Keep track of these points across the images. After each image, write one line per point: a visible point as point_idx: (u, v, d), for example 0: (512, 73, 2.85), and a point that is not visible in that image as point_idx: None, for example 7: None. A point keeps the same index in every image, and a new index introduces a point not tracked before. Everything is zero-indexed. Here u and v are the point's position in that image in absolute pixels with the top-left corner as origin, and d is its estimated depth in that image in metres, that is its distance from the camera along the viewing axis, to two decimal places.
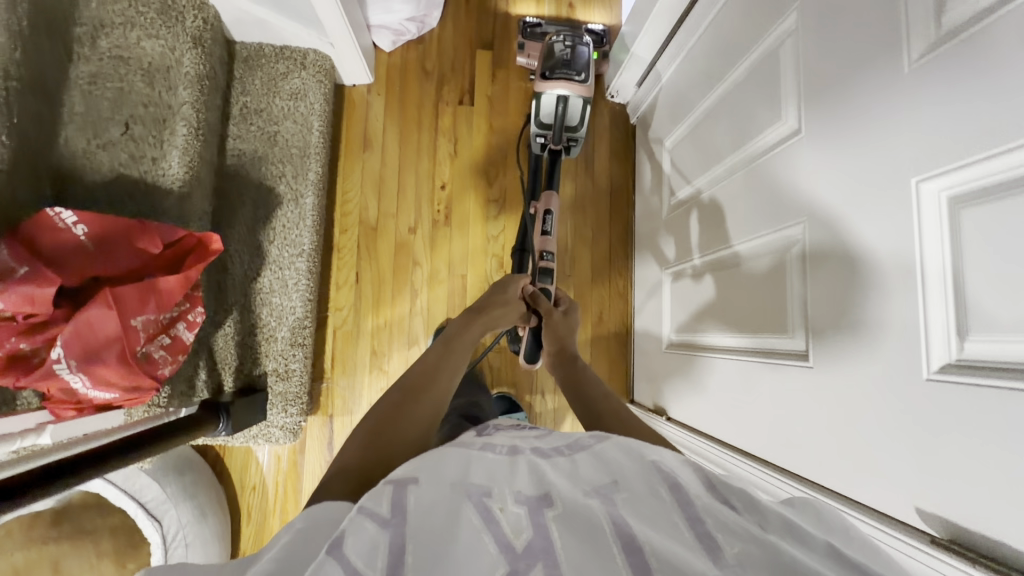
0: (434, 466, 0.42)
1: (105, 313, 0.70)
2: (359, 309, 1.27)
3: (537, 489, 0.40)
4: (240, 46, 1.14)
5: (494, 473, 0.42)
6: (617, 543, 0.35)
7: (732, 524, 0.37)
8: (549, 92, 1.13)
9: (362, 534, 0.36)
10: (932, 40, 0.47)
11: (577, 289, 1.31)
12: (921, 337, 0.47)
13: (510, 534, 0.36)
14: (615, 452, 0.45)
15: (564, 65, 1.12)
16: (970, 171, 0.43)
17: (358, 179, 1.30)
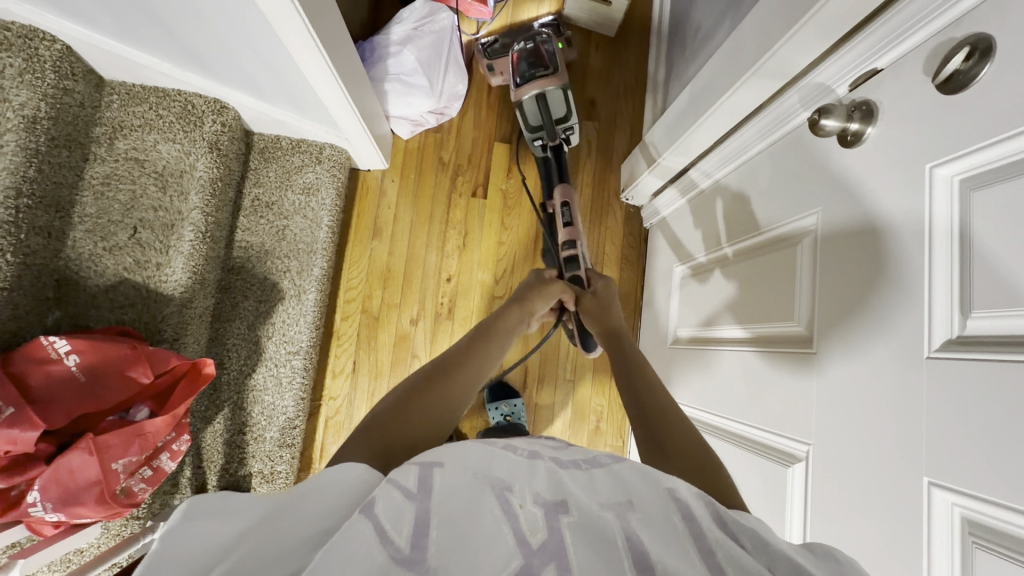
0: (461, 452, 0.40)
1: (86, 460, 0.69)
2: (353, 400, 1.25)
3: (556, 494, 0.37)
4: (257, 136, 1.14)
5: (515, 466, 0.40)
6: (630, 559, 0.33)
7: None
8: (528, 97, 1.13)
9: (390, 501, 0.35)
10: (949, 338, 0.45)
11: (576, 394, 1.29)
12: None
13: (527, 530, 0.35)
14: (632, 473, 0.41)
15: (533, 66, 1.13)
16: (987, 506, 0.40)
17: (365, 266, 1.29)
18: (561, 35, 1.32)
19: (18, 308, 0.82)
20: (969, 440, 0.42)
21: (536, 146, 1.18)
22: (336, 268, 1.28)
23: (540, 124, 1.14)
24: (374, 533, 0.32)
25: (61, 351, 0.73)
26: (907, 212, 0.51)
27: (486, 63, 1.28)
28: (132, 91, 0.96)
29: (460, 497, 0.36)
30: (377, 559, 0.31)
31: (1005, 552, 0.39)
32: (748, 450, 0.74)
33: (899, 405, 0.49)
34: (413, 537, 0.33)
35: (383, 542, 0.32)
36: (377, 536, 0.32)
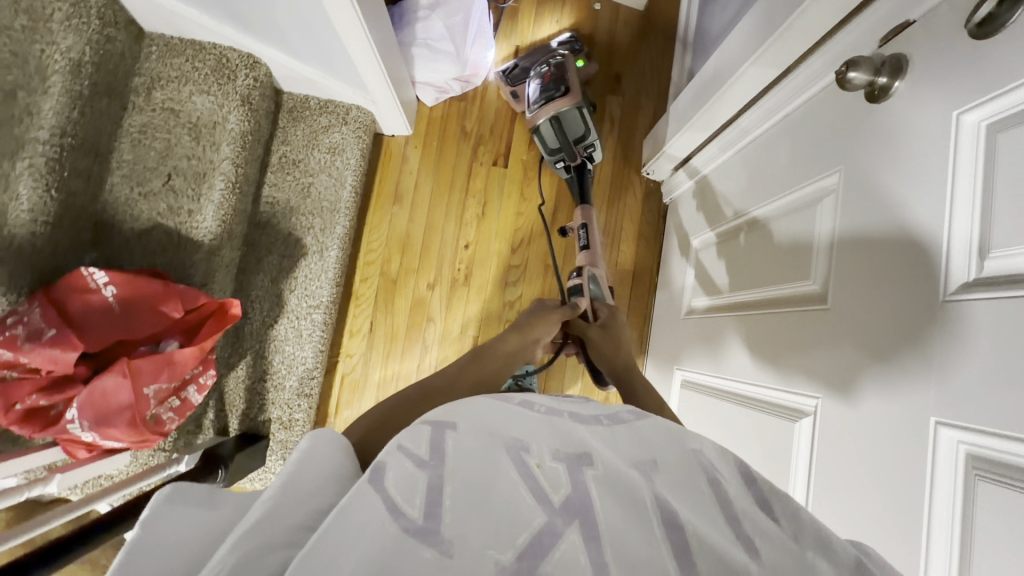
0: (473, 412, 0.40)
1: (120, 382, 0.73)
2: (369, 358, 1.28)
3: (576, 449, 0.38)
4: (287, 97, 1.16)
5: (534, 427, 0.40)
6: (659, 519, 0.35)
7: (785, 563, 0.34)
8: (544, 119, 1.15)
9: (400, 469, 0.34)
10: (968, 279, 0.45)
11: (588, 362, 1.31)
12: (920, 562, 0.45)
13: (547, 488, 0.35)
14: (654, 431, 0.43)
15: (547, 89, 1.15)
16: (990, 437, 0.41)
17: (385, 230, 1.32)
18: (580, 53, 1.31)
19: (59, 244, 0.86)
20: (981, 383, 0.42)
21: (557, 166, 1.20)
22: (357, 230, 1.31)
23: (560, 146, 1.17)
24: (385, 507, 0.32)
25: (100, 280, 0.77)
26: (936, 174, 0.50)
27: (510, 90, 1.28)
28: (170, 44, 0.99)
29: (478, 455, 0.36)
30: (389, 529, 0.31)
31: (1012, 483, 0.39)
32: (759, 412, 0.74)
33: (911, 353, 0.49)
34: (427, 508, 0.32)
35: (394, 514, 0.31)
36: (388, 509, 0.32)
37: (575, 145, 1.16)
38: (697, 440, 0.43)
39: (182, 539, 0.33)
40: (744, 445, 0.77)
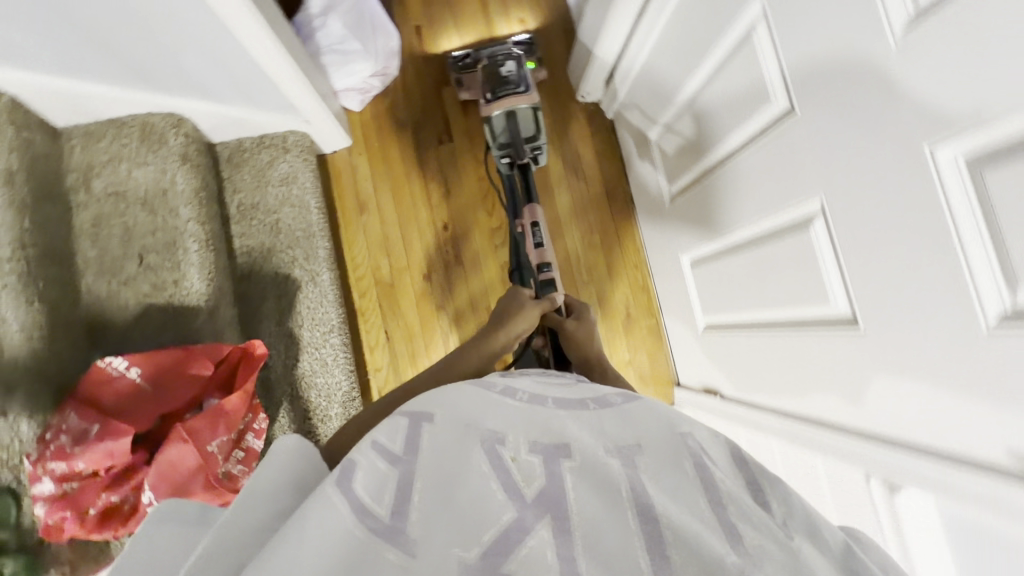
0: (451, 406, 0.46)
1: (183, 449, 0.72)
2: (397, 366, 1.28)
3: (554, 439, 0.42)
4: (221, 147, 1.15)
5: (509, 414, 0.45)
6: (634, 510, 0.37)
7: (776, 554, 0.35)
8: (497, 113, 1.16)
9: (373, 470, 0.39)
10: (912, 16, 0.49)
11: (598, 289, 1.36)
12: (968, 287, 0.48)
13: (521, 480, 0.39)
14: (642, 413, 0.47)
15: (503, 83, 1.17)
16: (982, 136, 0.45)
17: (363, 241, 1.32)
18: (531, 54, 1.33)
19: (61, 355, 0.84)
20: (956, 98, 0.46)
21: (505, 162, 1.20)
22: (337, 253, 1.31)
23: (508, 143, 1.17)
24: (354, 509, 0.36)
25: (121, 368, 0.75)
26: None
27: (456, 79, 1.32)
28: (90, 130, 0.97)
29: (450, 449, 0.41)
30: (356, 530, 0.35)
31: (1014, 162, 0.43)
32: (771, 244, 0.78)
33: (885, 109, 0.53)
34: (393, 508, 0.37)
35: (362, 515, 0.36)
36: (356, 511, 0.36)
37: (526, 144, 1.17)
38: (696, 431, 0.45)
39: (159, 551, 0.37)
40: (769, 282, 0.81)
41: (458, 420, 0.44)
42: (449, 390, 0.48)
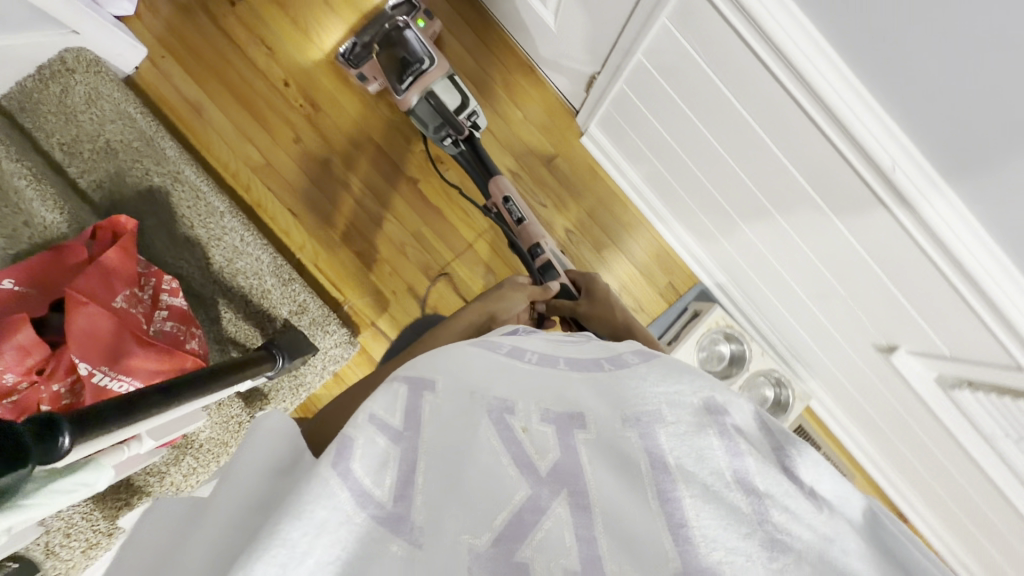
0: (454, 371, 0.45)
1: (90, 311, 0.72)
2: (317, 233, 1.26)
3: (566, 409, 0.43)
4: (8, 103, 1.07)
5: (519, 384, 0.45)
6: (654, 491, 0.38)
7: (805, 516, 0.38)
8: (414, 100, 1.13)
9: (372, 447, 0.37)
10: None
11: (469, 72, 1.29)
12: None
13: (534, 454, 0.40)
14: (658, 369, 0.47)
15: (405, 65, 1.11)
16: None
17: (215, 136, 1.24)
18: (415, 10, 1.22)
19: None
20: None
21: (451, 142, 1.18)
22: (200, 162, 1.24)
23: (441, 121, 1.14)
24: (354, 496, 0.34)
25: None
26: None
27: (357, 73, 1.20)
28: None
29: (457, 419, 0.42)
30: (356, 518, 0.33)
31: None
32: None
33: None
34: (396, 495, 0.36)
35: (361, 502, 0.34)
36: (357, 496, 0.34)
37: (458, 115, 1.14)
38: (723, 394, 0.45)
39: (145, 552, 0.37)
40: None
41: (463, 389, 0.43)
42: (460, 358, 0.47)
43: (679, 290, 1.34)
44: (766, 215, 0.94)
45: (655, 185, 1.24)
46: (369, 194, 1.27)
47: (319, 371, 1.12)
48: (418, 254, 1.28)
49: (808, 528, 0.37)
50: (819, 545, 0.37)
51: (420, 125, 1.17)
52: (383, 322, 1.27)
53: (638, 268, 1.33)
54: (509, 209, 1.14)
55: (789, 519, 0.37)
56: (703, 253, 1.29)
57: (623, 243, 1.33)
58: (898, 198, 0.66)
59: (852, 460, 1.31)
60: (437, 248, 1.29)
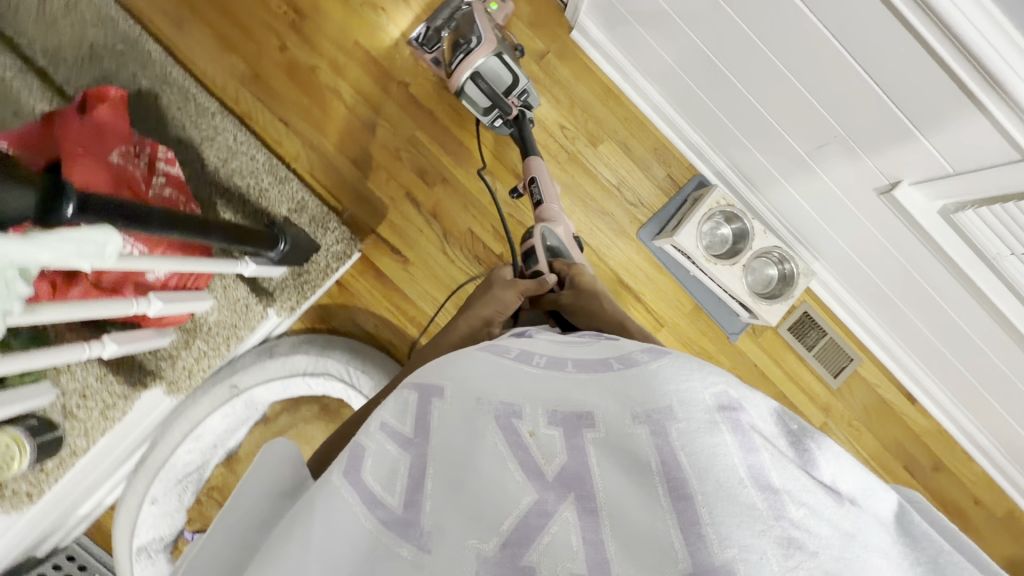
0: (460, 380, 0.54)
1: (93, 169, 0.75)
2: (311, 142, 1.25)
3: (573, 410, 0.51)
4: None
5: (518, 389, 0.54)
6: (665, 487, 0.44)
7: (824, 511, 0.43)
8: (463, 80, 1.16)
9: (382, 454, 0.48)
10: None
11: None
12: None
13: (542, 460, 0.48)
14: (666, 368, 0.54)
15: (458, 46, 1.15)
16: None
17: (200, 49, 1.22)
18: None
19: None
20: None
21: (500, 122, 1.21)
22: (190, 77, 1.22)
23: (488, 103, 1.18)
24: (369, 500, 0.45)
25: None
26: None
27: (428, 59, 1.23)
28: None
29: (462, 426, 0.50)
30: (367, 521, 0.44)
31: None
32: None
33: None
34: (404, 498, 0.46)
35: (374, 507, 0.45)
36: (370, 501, 0.45)
37: (506, 96, 1.17)
38: (742, 396, 0.51)
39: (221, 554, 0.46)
40: None
41: (468, 396, 0.52)
42: (465, 362, 0.57)
43: (678, 184, 1.33)
44: (810, 112, 0.91)
45: (680, 101, 1.22)
46: (360, 101, 1.26)
47: (322, 270, 1.12)
48: (414, 159, 1.27)
49: (825, 523, 0.42)
50: (837, 540, 0.41)
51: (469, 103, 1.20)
52: (384, 230, 1.27)
53: (634, 161, 1.32)
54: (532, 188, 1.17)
55: (807, 514, 0.42)
56: (700, 139, 1.28)
57: (619, 138, 1.31)
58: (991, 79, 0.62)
59: (851, 334, 1.38)
60: (432, 151, 1.28)
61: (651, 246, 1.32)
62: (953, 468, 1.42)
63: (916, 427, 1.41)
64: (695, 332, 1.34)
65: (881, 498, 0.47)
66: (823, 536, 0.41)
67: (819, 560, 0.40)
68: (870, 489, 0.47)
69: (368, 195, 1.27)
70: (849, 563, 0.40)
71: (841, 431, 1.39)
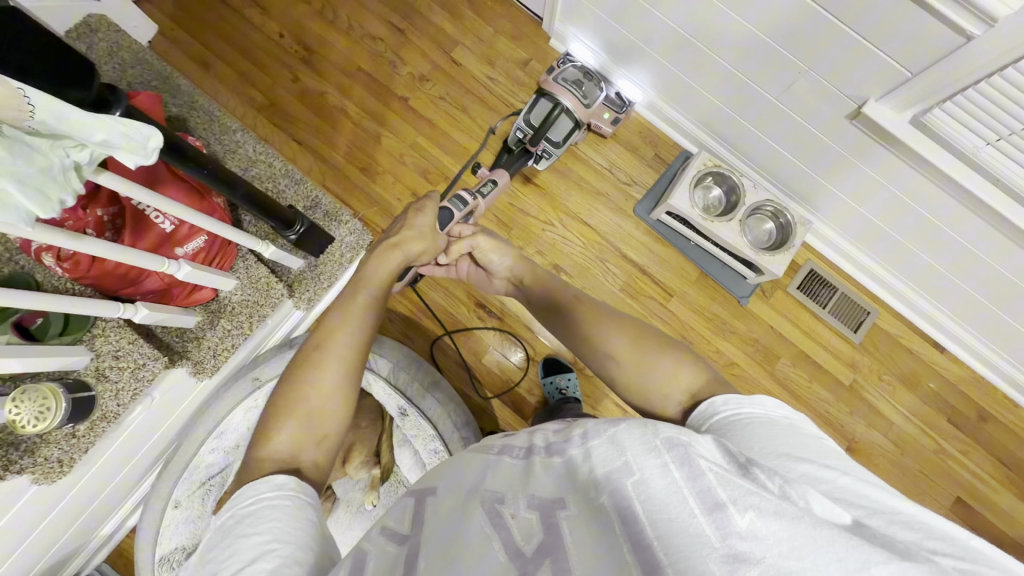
0: (452, 482, 0.52)
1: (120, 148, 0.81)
2: (322, 154, 1.36)
3: (551, 493, 0.45)
4: None
5: (508, 476, 0.49)
6: (626, 540, 0.40)
7: (768, 506, 0.38)
8: (551, 94, 1.25)
9: (381, 555, 0.46)
10: None
11: (447, 5, 1.44)
12: None
13: (519, 540, 0.43)
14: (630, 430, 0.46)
15: (575, 82, 1.26)
16: None
17: (224, 85, 1.39)
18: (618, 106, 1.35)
19: None
20: None
21: (514, 139, 1.28)
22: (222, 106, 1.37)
23: (535, 126, 1.26)
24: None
25: None
26: None
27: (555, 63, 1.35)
28: None
29: (456, 518, 0.46)
30: None
31: None
32: None
33: None
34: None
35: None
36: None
37: (545, 137, 1.26)
38: (686, 434, 0.45)
39: None
40: None
41: (459, 489, 0.50)
42: (457, 466, 0.54)
43: (666, 160, 1.40)
44: (799, 78, 1.00)
45: (670, 98, 1.33)
46: (364, 115, 1.38)
47: (339, 263, 1.19)
48: (418, 161, 1.37)
49: (778, 520, 0.37)
50: (786, 531, 0.36)
51: (530, 106, 1.27)
52: (392, 227, 1.34)
53: (621, 143, 1.40)
54: (485, 184, 1.23)
55: (754, 518, 0.37)
56: (677, 112, 1.35)
57: None
58: (969, 14, 0.73)
59: (860, 287, 1.37)
60: (433, 153, 1.38)
61: (648, 219, 1.37)
62: (1000, 417, 1.35)
63: (953, 376, 1.35)
64: (705, 298, 1.36)
65: (826, 501, 0.40)
66: (770, 539, 0.36)
67: (765, 564, 0.35)
68: (818, 494, 0.41)
69: (374, 196, 1.35)
70: (799, 556, 0.35)
71: (873, 386, 1.34)
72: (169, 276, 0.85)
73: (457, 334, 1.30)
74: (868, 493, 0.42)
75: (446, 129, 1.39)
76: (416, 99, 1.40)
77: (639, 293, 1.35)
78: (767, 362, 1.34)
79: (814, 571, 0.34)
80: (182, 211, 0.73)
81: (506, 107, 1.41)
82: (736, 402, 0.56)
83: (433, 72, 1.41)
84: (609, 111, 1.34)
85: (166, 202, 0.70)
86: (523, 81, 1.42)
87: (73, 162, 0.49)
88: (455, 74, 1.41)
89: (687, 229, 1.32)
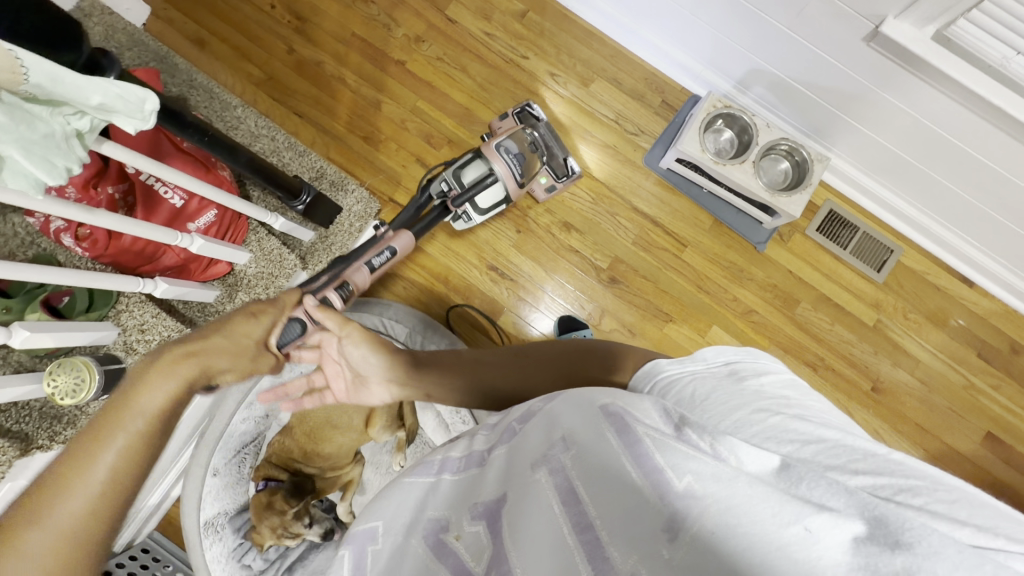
0: (397, 512, 0.54)
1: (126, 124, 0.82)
2: (325, 126, 1.35)
3: (487, 500, 0.47)
4: None
5: (447, 498, 0.52)
6: (568, 524, 0.40)
7: (707, 469, 0.39)
8: (488, 160, 1.16)
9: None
10: None
11: None
12: None
13: (466, 558, 0.46)
14: (566, 404, 0.48)
15: (518, 157, 1.17)
16: None
17: (221, 63, 1.37)
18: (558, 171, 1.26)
19: None
20: None
21: (437, 189, 1.18)
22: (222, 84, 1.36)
23: (462, 188, 1.17)
24: None
25: None
26: None
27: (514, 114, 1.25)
28: None
29: (402, 553, 0.50)
30: None
31: None
32: None
33: None
34: None
35: None
36: None
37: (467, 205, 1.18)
38: (619, 399, 0.46)
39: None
40: None
41: (397, 527, 0.53)
42: (398, 493, 0.56)
43: (674, 107, 1.36)
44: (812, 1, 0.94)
45: (675, 39, 1.27)
46: (362, 82, 1.36)
47: (349, 233, 1.20)
48: (420, 127, 1.35)
49: (715, 483, 0.38)
50: (723, 492, 0.38)
51: (464, 161, 1.17)
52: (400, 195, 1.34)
53: (627, 93, 1.36)
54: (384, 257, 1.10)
55: (692, 481, 0.39)
56: (683, 55, 1.30)
57: (610, 74, 1.36)
58: None
59: (883, 225, 1.32)
60: (435, 117, 1.36)
61: (658, 169, 1.34)
62: None
63: (981, 310, 1.31)
64: (720, 246, 1.33)
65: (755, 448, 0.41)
66: (708, 498, 0.38)
67: (705, 524, 0.37)
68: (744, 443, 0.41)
69: (379, 164, 1.34)
70: (735, 514, 0.37)
71: (898, 325, 1.31)
72: (186, 252, 0.88)
73: (471, 298, 1.31)
74: (797, 427, 0.46)
75: (445, 91, 1.36)
76: (414, 62, 1.37)
77: (652, 246, 1.33)
78: (786, 307, 1.32)
79: (751, 527, 0.36)
80: (183, 177, 0.73)
81: (506, 64, 1.37)
82: (679, 360, 0.57)
83: (429, 33, 1.38)
84: (549, 173, 1.26)
85: (166, 168, 0.70)
86: (522, 35, 1.37)
87: (75, 129, 0.49)
88: (451, 33, 1.37)
89: (699, 176, 1.28)
